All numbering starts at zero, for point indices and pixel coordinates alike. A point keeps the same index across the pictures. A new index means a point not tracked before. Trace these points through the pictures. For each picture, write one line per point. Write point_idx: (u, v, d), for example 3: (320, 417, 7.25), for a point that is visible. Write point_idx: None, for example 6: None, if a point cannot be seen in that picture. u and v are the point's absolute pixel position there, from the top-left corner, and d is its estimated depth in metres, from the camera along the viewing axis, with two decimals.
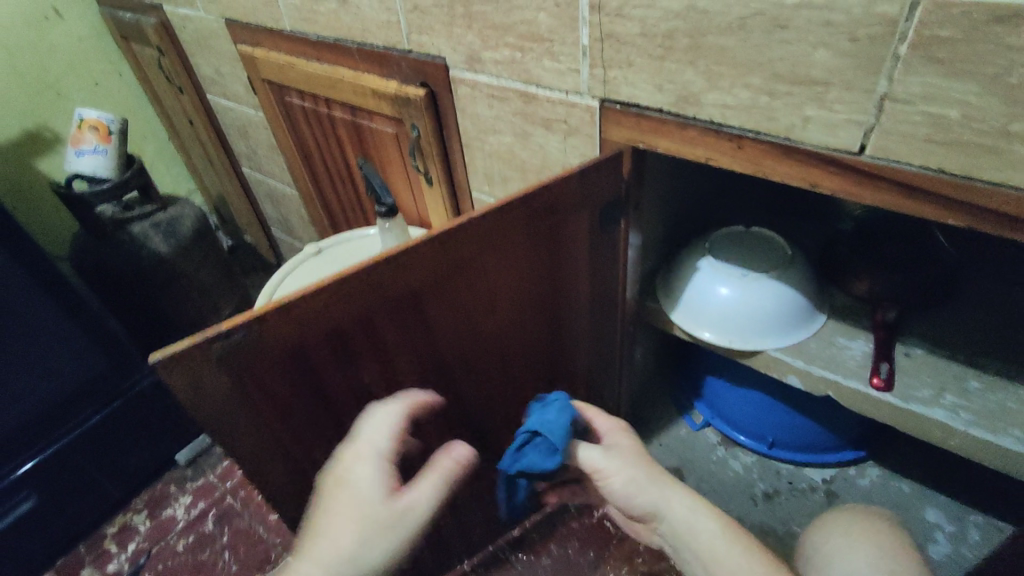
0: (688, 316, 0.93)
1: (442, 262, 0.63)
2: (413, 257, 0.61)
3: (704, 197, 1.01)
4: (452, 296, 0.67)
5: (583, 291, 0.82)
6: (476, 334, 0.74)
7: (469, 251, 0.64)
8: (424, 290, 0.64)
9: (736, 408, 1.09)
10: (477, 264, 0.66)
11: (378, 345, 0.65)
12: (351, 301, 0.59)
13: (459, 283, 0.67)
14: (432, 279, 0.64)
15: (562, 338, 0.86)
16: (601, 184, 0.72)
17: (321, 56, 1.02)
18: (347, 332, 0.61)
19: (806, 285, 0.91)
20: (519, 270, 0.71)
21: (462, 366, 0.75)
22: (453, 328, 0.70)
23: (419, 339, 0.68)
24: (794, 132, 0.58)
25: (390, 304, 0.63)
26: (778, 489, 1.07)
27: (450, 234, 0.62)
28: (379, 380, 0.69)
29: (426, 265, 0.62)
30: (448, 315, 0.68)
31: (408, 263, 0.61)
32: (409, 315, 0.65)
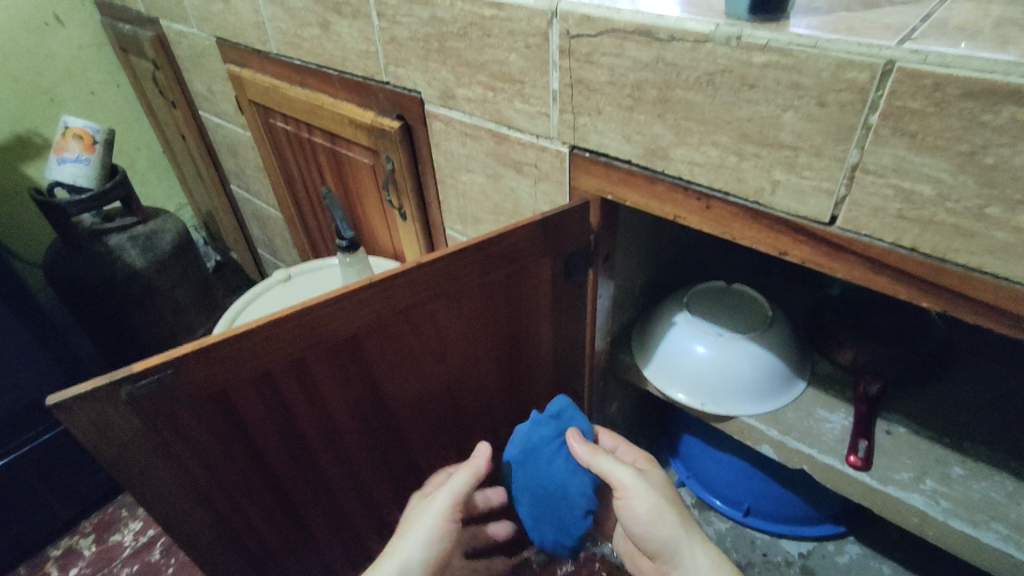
0: (661, 373, 0.89)
1: (389, 307, 0.59)
2: (356, 299, 0.56)
3: (687, 250, 0.97)
4: (398, 341, 0.63)
5: (546, 340, 0.78)
6: (426, 382, 0.69)
7: (419, 295, 0.60)
8: (370, 332, 0.60)
9: (711, 470, 1.03)
10: (427, 309, 0.62)
11: (316, 390, 0.60)
12: (283, 344, 0.55)
13: (406, 329, 0.62)
14: (379, 323, 0.60)
15: (521, 386, 0.81)
16: (567, 232, 0.68)
17: (304, 81, 1.00)
18: (277, 375, 0.56)
19: (788, 350, 0.86)
20: (474, 316, 0.67)
21: (407, 414, 0.71)
22: (399, 374, 0.66)
23: (362, 385, 0.64)
24: (762, 196, 0.54)
25: (329, 349, 0.58)
26: (752, 561, 1.00)
27: (397, 279, 0.58)
28: (317, 430, 0.64)
29: (371, 309, 0.58)
30: (393, 361, 0.64)
31: (348, 307, 0.56)
32: (351, 359, 0.60)
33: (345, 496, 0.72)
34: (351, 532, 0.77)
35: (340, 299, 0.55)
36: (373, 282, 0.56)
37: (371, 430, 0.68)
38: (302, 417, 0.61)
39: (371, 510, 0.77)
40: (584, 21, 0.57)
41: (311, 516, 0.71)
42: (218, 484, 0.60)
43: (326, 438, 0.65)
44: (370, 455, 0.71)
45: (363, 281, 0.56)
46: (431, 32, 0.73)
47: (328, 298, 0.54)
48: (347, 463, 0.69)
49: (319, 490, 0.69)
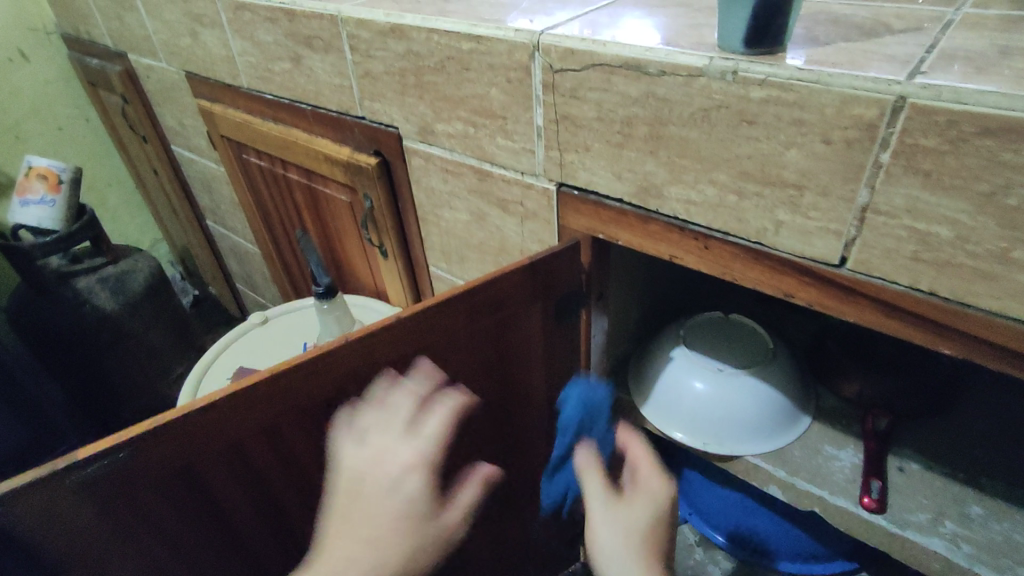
0: (660, 412, 0.85)
1: (369, 368, 0.55)
2: (332, 362, 0.52)
3: (680, 280, 0.94)
4: (380, 402, 0.58)
5: (539, 384, 0.74)
6: None
7: (401, 353, 0.56)
8: (349, 396, 0.55)
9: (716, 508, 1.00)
10: (410, 366, 0.58)
11: (289, 460, 0.55)
12: (252, 416, 0.50)
13: (388, 386, 0.57)
14: (358, 386, 0.55)
15: (514, 433, 0.76)
16: (558, 274, 0.64)
17: (278, 116, 0.96)
18: (245, 448, 0.51)
19: (791, 384, 0.82)
20: (461, 370, 0.63)
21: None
22: None
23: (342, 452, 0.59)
24: (765, 237, 0.51)
25: (304, 417, 0.53)
26: None
27: (377, 334, 0.53)
28: (295, 499, 0.59)
29: (348, 372, 0.53)
30: None
31: (321, 372, 0.52)
32: (329, 426, 0.55)
33: None
34: None
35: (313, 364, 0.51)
36: (349, 342, 0.52)
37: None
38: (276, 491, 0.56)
39: None
40: (568, 56, 0.54)
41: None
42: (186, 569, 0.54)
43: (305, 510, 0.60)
44: None
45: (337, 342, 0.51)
46: (407, 67, 0.69)
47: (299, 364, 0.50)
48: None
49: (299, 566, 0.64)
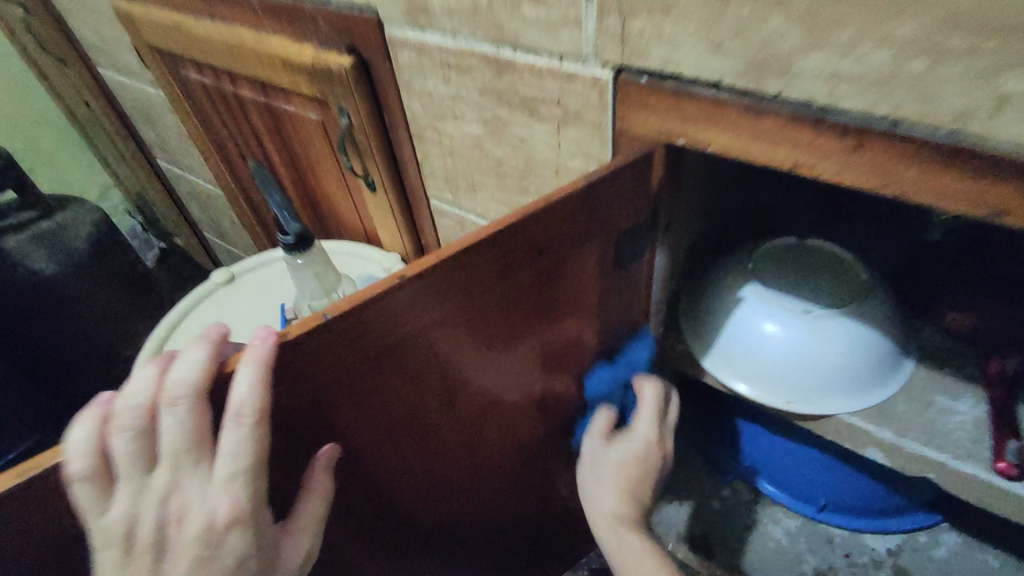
0: (727, 364, 0.70)
1: (363, 353, 0.37)
2: (306, 353, 0.34)
3: (742, 200, 0.76)
4: (384, 397, 0.41)
5: (588, 347, 0.57)
6: (431, 435, 0.48)
7: (407, 328, 0.39)
8: (339, 395, 0.38)
9: (778, 464, 0.87)
10: (422, 344, 0.41)
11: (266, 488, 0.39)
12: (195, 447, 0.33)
13: (393, 375, 0.41)
14: (350, 380, 0.38)
15: (557, 408, 0.61)
16: (618, 203, 0.46)
17: (215, 12, 0.74)
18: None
19: (890, 321, 0.67)
20: (491, 340, 0.46)
21: (411, 481, 0.50)
22: (391, 436, 0.45)
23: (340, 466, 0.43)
24: (969, 121, 0.33)
25: (278, 431, 0.37)
26: (835, 566, 0.85)
27: (371, 308, 0.36)
28: None
29: (333, 363, 0.36)
30: (379, 421, 0.43)
31: (293, 368, 0.34)
32: (315, 439, 0.39)
33: None
34: None
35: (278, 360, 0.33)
36: (329, 320, 0.34)
37: (361, 516, 0.48)
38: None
39: None
40: None
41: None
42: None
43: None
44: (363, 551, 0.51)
45: (311, 323, 0.34)
46: None
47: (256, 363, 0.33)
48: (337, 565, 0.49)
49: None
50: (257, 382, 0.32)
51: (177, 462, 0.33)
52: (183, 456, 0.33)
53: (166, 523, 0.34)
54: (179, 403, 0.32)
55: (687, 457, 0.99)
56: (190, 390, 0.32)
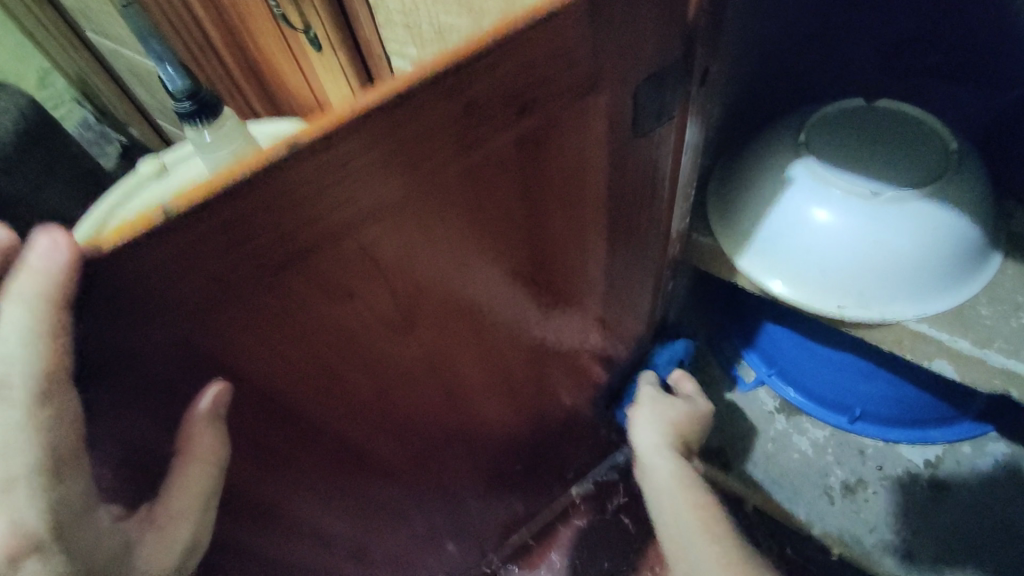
0: (762, 260, 0.58)
1: (246, 266, 0.26)
2: (143, 270, 0.23)
3: (794, 52, 0.59)
4: (302, 321, 0.30)
5: (597, 250, 0.44)
6: (385, 365, 0.37)
7: (313, 229, 0.26)
8: (221, 321, 0.27)
9: (811, 371, 0.77)
10: (346, 250, 0.28)
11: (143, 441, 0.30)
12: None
13: (308, 290, 0.29)
14: (232, 300, 0.27)
15: (556, 325, 0.49)
16: (641, 35, 0.31)
17: None
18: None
19: (977, 207, 0.53)
20: (454, 241, 0.33)
21: (368, 417, 0.40)
22: (323, 369, 0.34)
23: (254, 405, 0.33)
24: None
25: (137, 373, 0.26)
26: (864, 479, 0.78)
27: (245, 194, 0.23)
28: None
29: (196, 281, 0.25)
30: (300, 351, 0.31)
31: (124, 292, 0.23)
32: (201, 377, 0.29)
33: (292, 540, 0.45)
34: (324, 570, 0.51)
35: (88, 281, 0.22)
36: (170, 219, 0.22)
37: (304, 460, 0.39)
38: (144, 493, 0.31)
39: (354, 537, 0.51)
40: None
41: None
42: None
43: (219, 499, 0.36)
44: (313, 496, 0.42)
45: (139, 223, 0.21)
46: None
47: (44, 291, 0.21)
48: (282, 510, 0.41)
49: (250, 551, 0.42)
50: (32, 337, 0.22)
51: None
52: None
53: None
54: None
55: (705, 364, 0.89)
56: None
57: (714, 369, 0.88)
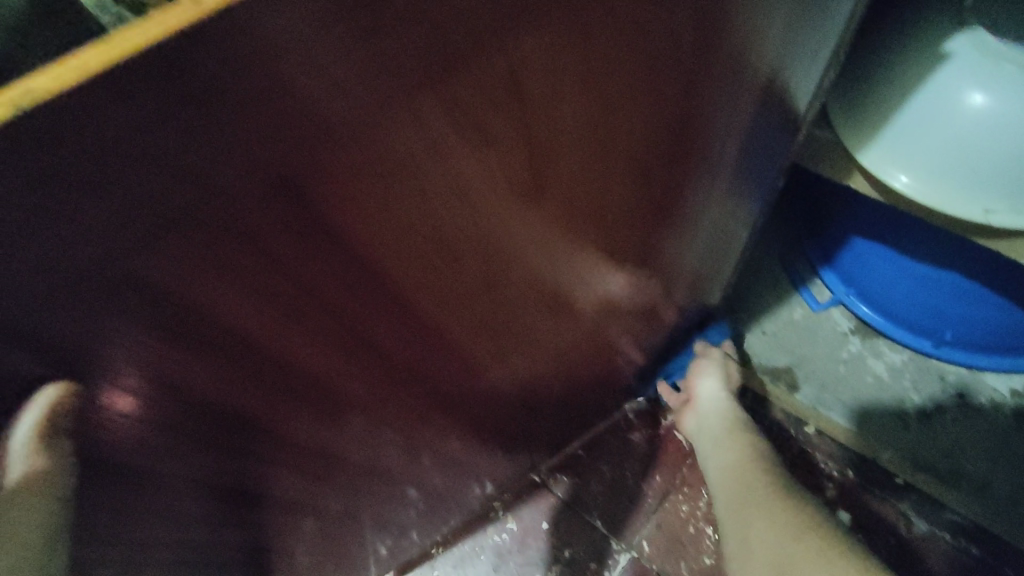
0: (897, 156, 0.49)
1: (372, 82, 0.19)
2: (239, 70, 0.16)
3: None
4: (425, 174, 0.23)
5: (742, 123, 0.37)
6: (498, 246, 0.31)
7: (454, 36, 0.19)
8: (328, 173, 0.21)
9: (901, 292, 0.71)
10: (491, 70, 0.21)
11: (236, 323, 0.24)
12: (68, 240, 0.17)
13: (439, 126, 0.22)
14: (346, 139, 0.20)
15: (673, 220, 0.42)
16: None
17: None
18: (87, 329, 0.20)
19: None
20: (609, 80, 0.26)
21: (466, 310, 0.35)
22: (437, 244, 0.27)
23: (359, 288, 0.27)
24: None
25: (224, 235, 0.20)
26: (942, 405, 0.73)
27: None
28: (275, 377, 0.29)
29: (316, 90, 0.18)
30: (415, 217, 0.25)
31: (227, 93, 0.16)
32: (302, 247, 0.23)
33: (370, 439, 0.41)
34: (381, 472, 0.47)
35: (177, 71, 0.15)
36: None
37: (397, 355, 0.34)
38: (228, 371, 0.26)
39: (417, 442, 0.47)
40: None
41: (300, 482, 0.40)
42: (86, 526, 0.28)
43: (305, 391, 0.31)
44: (396, 393, 0.38)
45: None
46: None
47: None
48: (357, 413, 0.37)
49: (322, 452, 0.38)
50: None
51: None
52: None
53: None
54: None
55: (776, 280, 0.82)
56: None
57: (786, 287, 0.82)
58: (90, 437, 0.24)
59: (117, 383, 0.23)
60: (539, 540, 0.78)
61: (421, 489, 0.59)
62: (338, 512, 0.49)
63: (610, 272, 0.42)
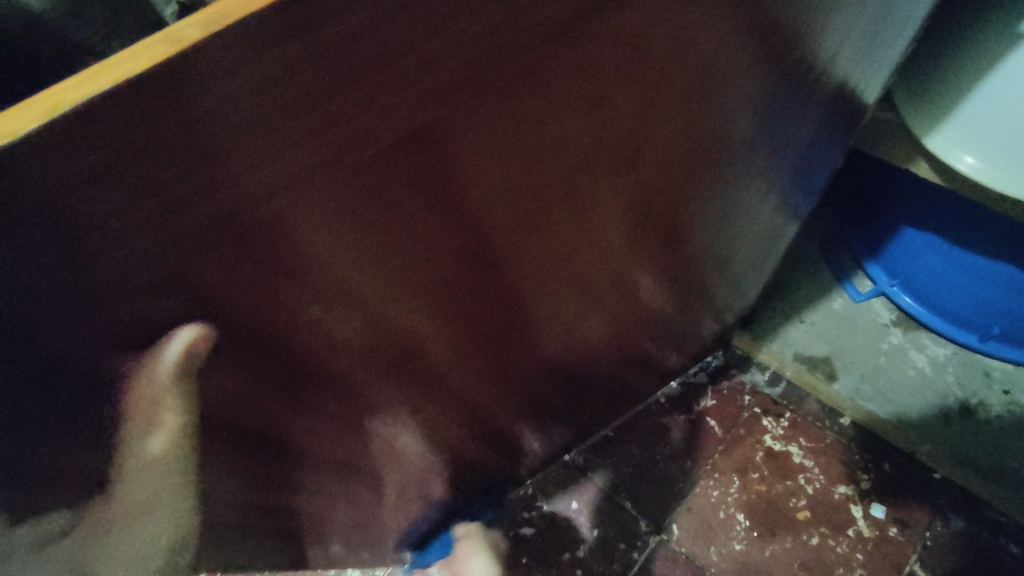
0: (965, 140, 0.48)
1: (508, 35, 0.19)
2: (399, 12, 0.17)
3: None
4: (539, 132, 0.24)
5: (813, 96, 0.38)
6: (586, 212, 0.32)
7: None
8: (449, 124, 0.21)
9: (949, 285, 0.70)
10: (611, 29, 0.22)
11: (354, 282, 0.25)
12: (228, 182, 0.18)
13: (559, 84, 0.23)
14: (479, 93, 0.21)
15: (737, 193, 0.43)
16: None
17: None
18: (217, 277, 0.21)
19: None
20: (709, 43, 0.26)
21: (547, 280, 0.35)
22: (536, 207, 0.28)
23: (462, 250, 0.28)
24: None
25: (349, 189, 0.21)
26: (987, 402, 0.73)
27: None
28: (375, 339, 0.30)
29: (465, 41, 0.19)
30: (522, 177, 0.26)
31: (391, 37, 0.17)
32: (415, 204, 0.23)
33: (436, 405, 0.42)
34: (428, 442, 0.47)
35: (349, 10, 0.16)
36: None
37: (481, 321, 0.35)
38: (333, 332, 0.27)
39: (463, 412, 0.47)
40: None
41: (353, 448, 0.40)
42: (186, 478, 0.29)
43: (395, 354, 0.32)
44: (467, 359, 0.38)
45: None
46: None
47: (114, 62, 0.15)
48: (427, 378, 0.37)
49: (378, 417, 0.38)
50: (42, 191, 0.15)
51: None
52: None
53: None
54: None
55: (816, 269, 0.82)
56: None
57: (827, 276, 0.81)
58: (199, 391, 0.25)
59: (239, 332, 0.24)
60: (566, 518, 0.78)
61: (459, 460, 0.59)
62: (381, 477, 0.49)
63: (675, 244, 0.43)
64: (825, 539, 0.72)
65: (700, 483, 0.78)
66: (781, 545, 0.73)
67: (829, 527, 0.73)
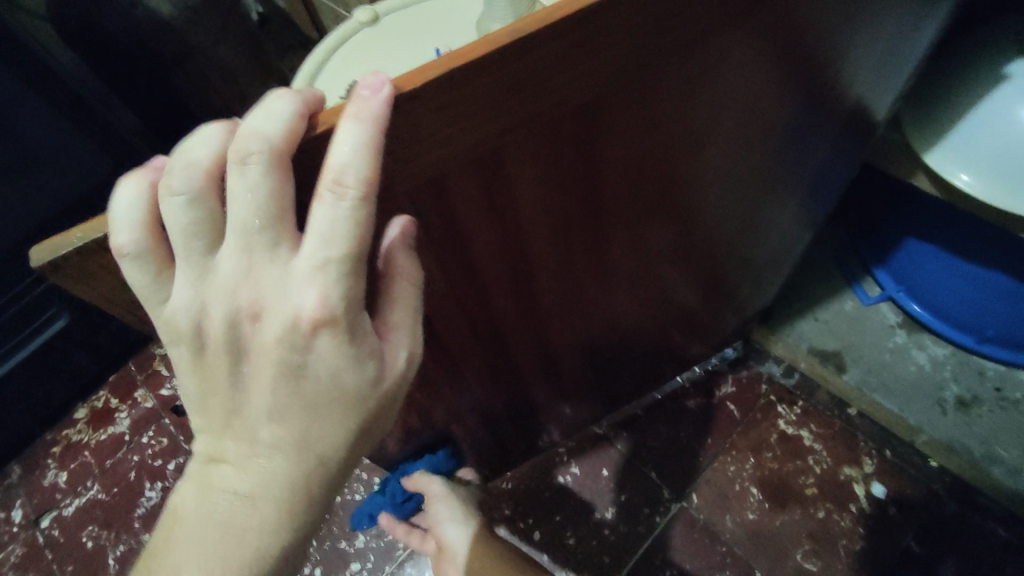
0: (959, 158, 0.57)
1: (649, 48, 0.30)
2: (596, 31, 0.27)
3: None
4: (653, 117, 0.34)
5: (838, 113, 0.48)
6: (669, 187, 0.41)
7: (699, 23, 0.30)
8: (605, 86, 0.30)
9: (948, 291, 0.79)
10: (712, 47, 0.32)
11: (511, 217, 0.35)
12: (472, 133, 0.28)
13: (672, 84, 0.33)
14: (623, 85, 0.31)
15: (775, 188, 0.53)
16: None
17: None
18: (441, 201, 0.31)
19: None
20: (772, 63, 0.37)
21: (629, 241, 0.45)
22: (638, 176, 0.38)
23: (582, 205, 0.38)
24: None
25: (536, 123, 0.30)
26: (979, 397, 0.81)
27: None
28: (506, 270, 0.39)
29: (624, 49, 0.29)
30: (634, 151, 0.36)
31: (587, 47, 0.27)
32: (567, 149, 0.33)
33: (520, 348, 0.51)
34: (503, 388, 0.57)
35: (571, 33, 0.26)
36: None
37: (576, 270, 0.45)
38: (484, 258, 0.37)
39: (537, 360, 0.56)
40: None
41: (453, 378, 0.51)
42: None
43: (515, 287, 0.42)
44: (555, 307, 0.48)
45: None
46: None
47: (463, 49, 0.24)
48: (533, 307, 0.46)
49: (489, 339, 0.47)
50: (358, 146, 0.24)
51: (250, 241, 0.25)
52: (200, 237, 0.26)
53: (197, 314, 0.27)
54: (377, 122, 0.24)
55: (830, 275, 0.91)
56: (281, 142, 0.24)
57: (840, 283, 0.90)
58: None
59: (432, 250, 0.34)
60: (596, 484, 0.88)
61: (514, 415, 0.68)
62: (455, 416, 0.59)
63: (722, 226, 0.53)
64: (830, 513, 0.81)
65: (719, 460, 0.86)
66: (791, 517, 0.82)
67: (834, 503, 0.82)
